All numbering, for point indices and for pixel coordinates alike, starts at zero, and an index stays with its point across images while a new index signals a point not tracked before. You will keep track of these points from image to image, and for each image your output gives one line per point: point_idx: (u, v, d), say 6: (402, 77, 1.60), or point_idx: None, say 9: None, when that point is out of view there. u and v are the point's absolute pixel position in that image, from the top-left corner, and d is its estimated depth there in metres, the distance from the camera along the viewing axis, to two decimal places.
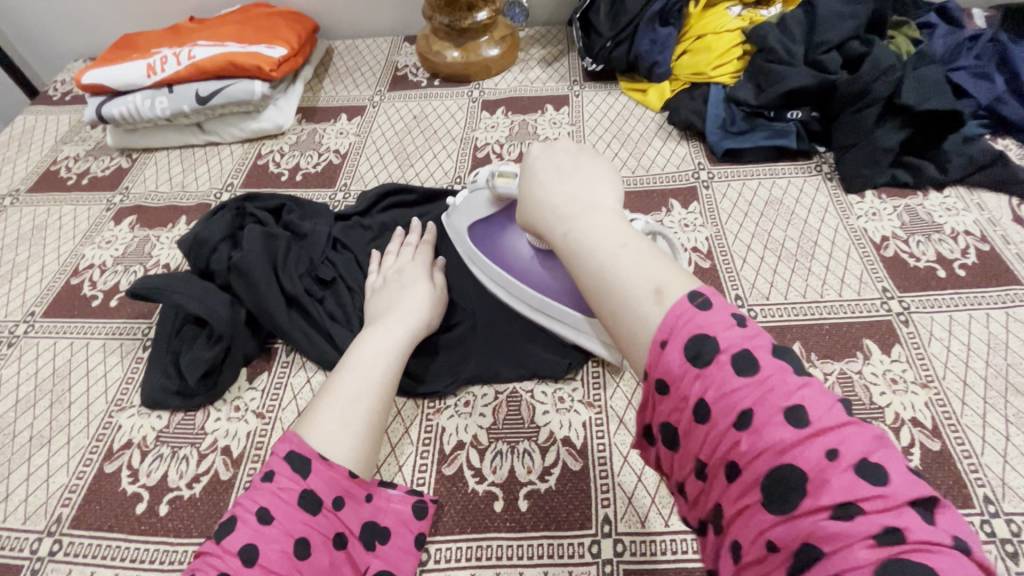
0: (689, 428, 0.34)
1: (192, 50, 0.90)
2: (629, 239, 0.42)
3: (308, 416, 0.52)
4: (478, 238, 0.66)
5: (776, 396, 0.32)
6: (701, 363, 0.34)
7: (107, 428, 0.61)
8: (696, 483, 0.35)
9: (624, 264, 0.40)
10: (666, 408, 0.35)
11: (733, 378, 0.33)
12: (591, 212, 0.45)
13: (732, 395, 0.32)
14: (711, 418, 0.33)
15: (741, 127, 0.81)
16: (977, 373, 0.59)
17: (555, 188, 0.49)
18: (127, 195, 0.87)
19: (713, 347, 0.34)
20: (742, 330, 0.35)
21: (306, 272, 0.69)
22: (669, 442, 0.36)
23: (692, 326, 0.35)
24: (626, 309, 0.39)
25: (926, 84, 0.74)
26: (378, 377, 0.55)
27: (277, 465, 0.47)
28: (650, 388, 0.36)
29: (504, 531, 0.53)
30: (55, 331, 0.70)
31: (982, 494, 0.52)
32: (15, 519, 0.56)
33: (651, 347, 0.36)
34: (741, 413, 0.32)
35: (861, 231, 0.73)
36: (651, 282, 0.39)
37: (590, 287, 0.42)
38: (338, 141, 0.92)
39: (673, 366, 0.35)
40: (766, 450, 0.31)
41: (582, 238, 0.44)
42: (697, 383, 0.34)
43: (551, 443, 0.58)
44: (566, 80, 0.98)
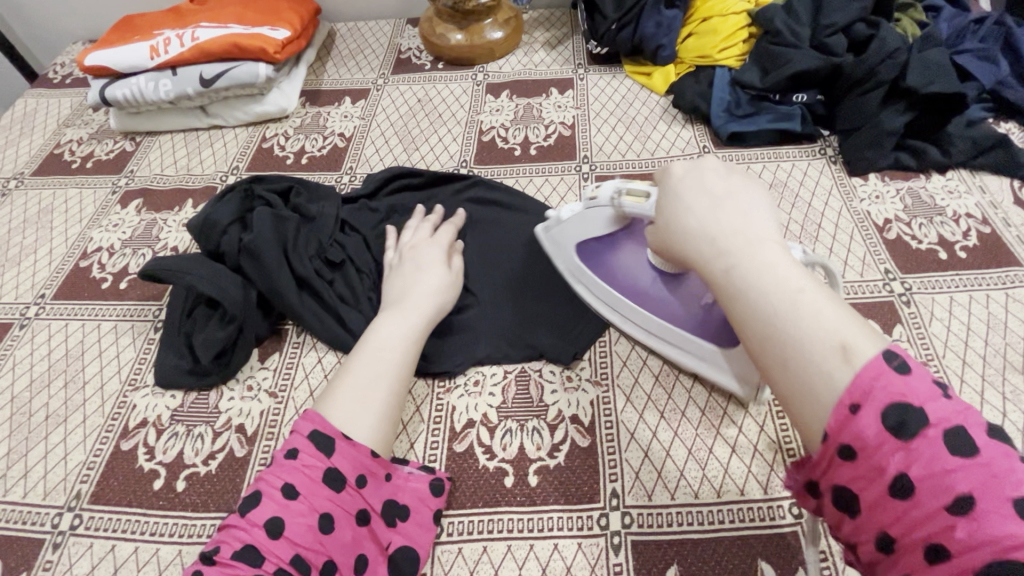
0: (880, 499, 0.31)
1: (195, 32, 0.89)
2: (802, 281, 0.37)
3: (329, 397, 0.53)
4: (587, 255, 0.63)
5: (1002, 486, 0.28)
6: (906, 435, 0.30)
7: (122, 407, 0.62)
8: (876, 552, 0.32)
9: (802, 311, 0.35)
10: (850, 474, 0.32)
11: (946, 457, 0.30)
12: (752, 245, 0.40)
13: (948, 473, 0.29)
14: (915, 495, 0.30)
15: (747, 110, 0.82)
16: (976, 352, 0.60)
17: (708, 215, 0.44)
18: (133, 178, 0.87)
19: (922, 419, 0.30)
20: (950, 402, 0.31)
21: (316, 254, 0.69)
22: (845, 505, 0.34)
23: (891, 393, 0.31)
24: (802, 363, 0.34)
25: (931, 66, 0.74)
26: (394, 362, 0.56)
27: (300, 444, 0.49)
28: (828, 449, 0.33)
29: (515, 504, 0.55)
30: (67, 313, 0.71)
31: None
32: (35, 495, 0.57)
33: (836, 409, 0.33)
34: (959, 496, 0.29)
35: (865, 213, 0.73)
36: (834, 335, 0.34)
37: (755, 332, 0.37)
38: (343, 124, 0.92)
39: (867, 433, 0.31)
40: (986, 544, 0.28)
41: (751, 275, 0.38)
42: (897, 455, 0.30)
43: (560, 420, 0.59)
44: (571, 63, 0.98)
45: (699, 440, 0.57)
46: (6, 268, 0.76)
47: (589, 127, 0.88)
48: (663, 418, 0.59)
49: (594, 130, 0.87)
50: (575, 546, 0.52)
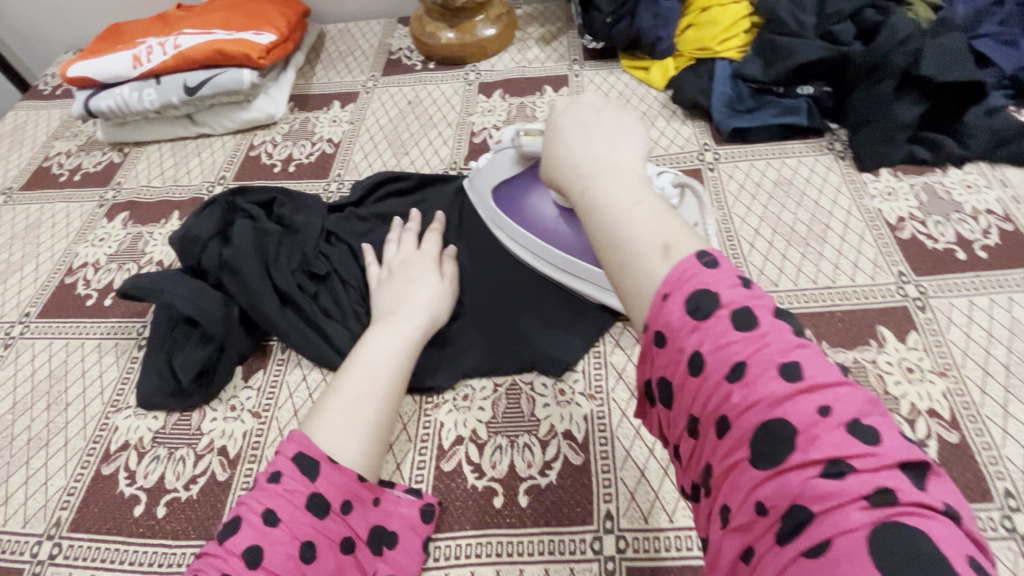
0: (681, 381, 0.31)
1: (178, 39, 0.87)
2: (645, 195, 0.36)
3: (315, 414, 0.51)
4: (501, 199, 0.69)
5: (771, 350, 0.29)
6: (700, 315, 0.31)
7: (104, 429, 0.61)
8: (688, 442, 0.32)
9: (637, 220, 0.35)
10: (661, 361, 0.32)
11: (731, 331, 0.30)
12: (609, 163, 0.39)
13: (728, 345, 0.30)
14: (704, 370, 0.30)
15: (749, 105, 0.78)
16: (998, 361, 0.56)
17: (578, 143, 0.41)
18: (120, 190, 0.85)
19: (715, 300, 0.31)
20: (746, 286, 0.32)
21: (299, 266, 0.67)
22: (662, 399, 0.33)
23: (696, 282, 0.31)
24: (631, 266, 0.34)
25: (947, 54, 0.69)
26: (385, 379, 0.54)
27: (284, 465, 0.46)
28: (647, 340, 0.33)
29: (504, 527, 0.52)
30: (51, 331, 0.70)
31: (1002, 488, 0.50)
32: (16, 522, 0.56)
33: (652, 300, 0.33)
34: (734, 365, 0.29)
35: (876, 212, 0.69)
36: (659, 237, 0.34)
37: (599, 244, 0.36)
38: (332, 129, 0.89)
39: (672, 317, 0.32)
40: (758, 403, 0.28)
41: (601, 192, 0.37)
42: (692, 335, 0.31)
43: (552, 437, 0.57)
44: (566, 59, 0.95)
45: None
46: None
47: None
48: None
49: None
50: (568, 573, 0.50)
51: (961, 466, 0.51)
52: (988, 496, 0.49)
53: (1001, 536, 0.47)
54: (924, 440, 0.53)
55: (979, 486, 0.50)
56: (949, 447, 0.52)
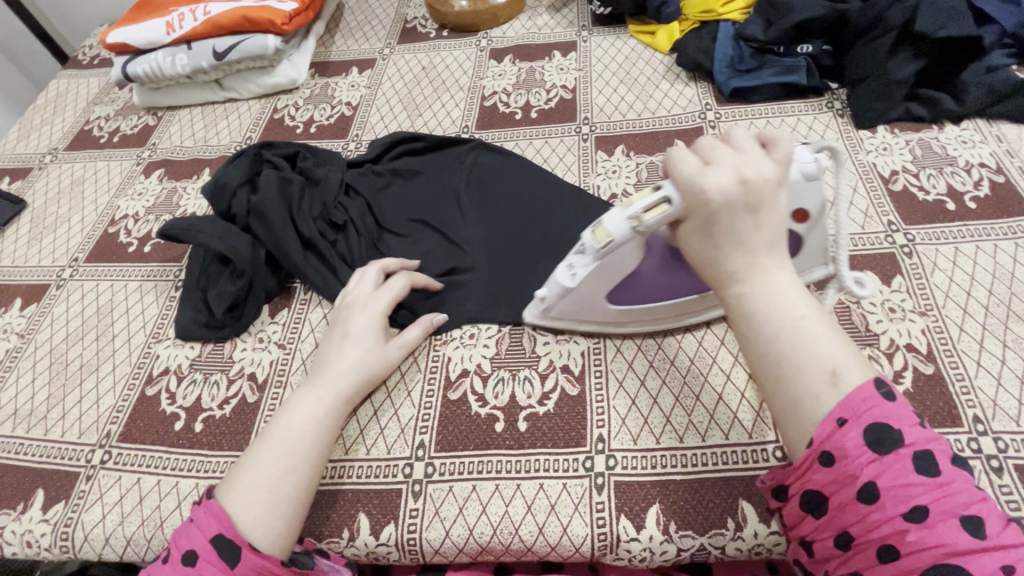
0: (848, 501, 0.38)
1: (208, 6, 0.92)
2: (807, 311, 0.42)
3: (232, 487, 0.49)
4: (619, 300, 0.58)
5: (953, 501, 0.37)
6: (881, 450, 0.38)
7: (147, 357, 0.67)
8: (835, 547, 0.40)
9: (803, 340, 0.41)
10: (825, 478, 0.39)
11: (912, 474, 0.37)
12: (766, 267, 0.44)
13: (909, 487, 0.37)
14: (879, 501, 0.37)
15: (750, 65, 0.80)
16: (978, 302, 0.59)
17: (726, 233, 0.44)
18: (155, 150, 0.92)
19: (899, 439, 0.38)
20: (923, 429, 0.39)
21: (320, 215, 0.72)
22: (812, 503, 0.40)
23: (875, 414, 0.39)
24: (799, 390, 0.41)
25: (943, 10, 0.71)
26: (311, 450, 0.51)
27: (200, 545, 0.46)
28: (811, 454, 0.40)
29: (504, 448, 0.57)
30: (98, 274, 0.76)
31: (972, 414, 0.53)
32: (71, 434, 0.63)
33: (826, 423, 0.39)
34: (916, 507, 0.37)
35: (870, 166, 0.72)
36: (828, 363, 0.40)
37: (758, 350, 0.43)
38: (350, 94, 0.94)
39: (848, 444, 0.38)
40: (937, 547, 0.36)
41: (760, 300, 0.43)
42: (870, 466, 0.37)
43: (550, 370, 0.61)
44: (575, 26, 0.98)
45: (687, 387, 0.57)
46: (43, 235, 0.83)
47: (590, 89, 0.88)
48: (652, 367, 0.60)
49: (595, 92, 0.87)
50: (561, 487, 0.54)
51: (935, 394, 0.54)
52: (959, 421, 0.53)
53: (967, 456, 0.51)
54: (900, 371, 0.56)
55: (950, 413, 0.53)
56: (924, 377, 0.55)
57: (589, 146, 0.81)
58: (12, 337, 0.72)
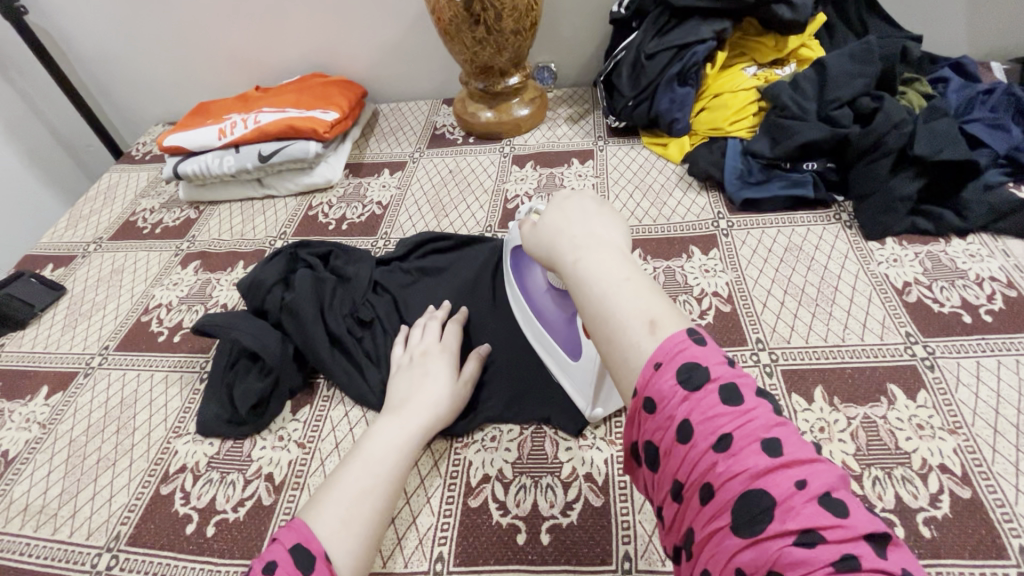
0: (671, 446, 0.36)
1: (258, 116, 1.02)
2: (633, 275, 0.44)
3: (317, 502, 0.51)
4: (515, 260, 0.71)
5: (755, 426, 0.34)
6: (691, 387, 0.36)
7: (165, 453, 0.67)
8: (672, 505, 0.36)
9: (624, 295, 0.42)
10: (651, 427, 0.37)
11: (719, 405, 0.35)
12: (597, 250, 0.46)
13: (715, 418, 0.34)
14: (692, 438, 0.35)
15: (758, 178, 0.85)
16: (1008, 421, 0.58)
17: (568, 228, 0.49)
18: (193, 242, 0.97)
19: (706, 375, 0.36)
20: (733, 366, 0.37)
21: (349, 312, 0.74)
22: (651, 461, 0.38)
23: (686, 355, 0.37)
24: (623, 341, 0.40)
25: (939, 136, 0.76)
26: (387, 476, 0.55)
27: (281, 556, 0.45)
28: (637, 404, 0.38)
29: (526, 564, 0.54)
30: (127, 363, 0.78)
31: (1018, 545, 0.50)
32: (80, 534, 0.61)
33: (644, 369, 0.38)
34: (722, 436, 0.34)
35: (883, 277, 0.74)
36: (646, 315, 0.41)
37: (590, 313, 0.43)
38: (381, 194, 1.00)
39: (664, 387, 0.37)
40: (740, 473, 0.33)
41: (590, 266, 0.45)
42: (683, 405, 0.36)
43: (573, 478, 0.60)
44: (592, 136, 1.06)
45: None
46: (77, 322, 0.85)
47: (607, 195, 0.93)
48: None
49: (612, 197, 0.92)
50: None
51: (975, 520, 0.52)
52: (1005, 553, 0.50)
53: None
54: (936, 495, 0.54)
55: (995, 542, 0.51)
56: (962, 502, 0.53)
57: None
58: (33, 427, 0.72)
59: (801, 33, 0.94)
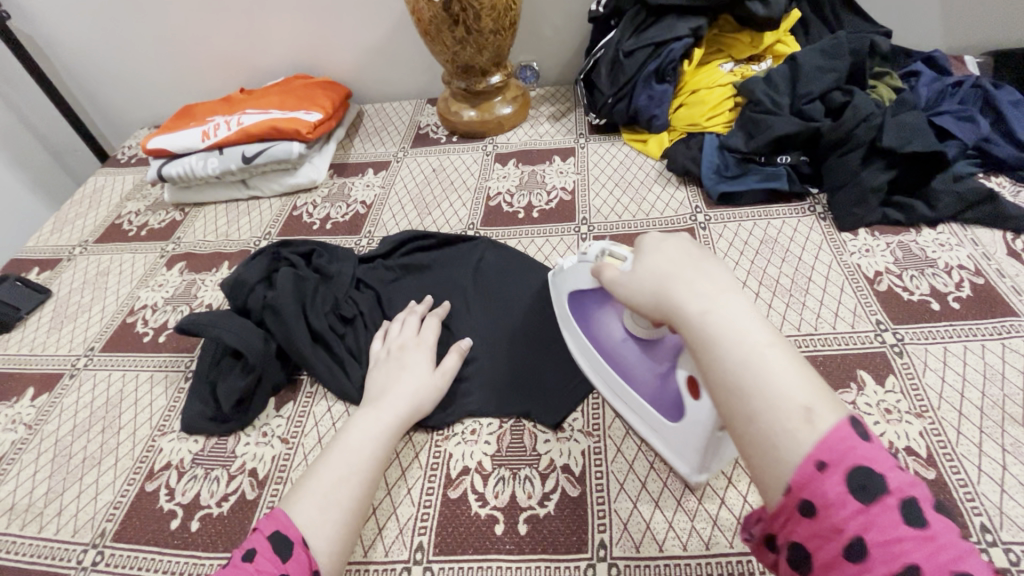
0: (832, 560, 0.32)
1: (241, 118, 1.02)
2: (772, 341, 0.40)
3: (296, 491, 0.53)
4: (576, 306, 0.66)
5: (946, 556, 0.30)
6: (866, 498, 0.32)
7: (150, 451, 0.68)
8: None
9: (772, 369, 0.38)
10: (806, 532, 0.34)
11: (900, 525, 0.32)
12: (721, 304, 0.42)
13: (898, 542, 0.31)
14: (867, 560, 0.31)
15: (735, 172, 0.87)
16: (972, 404, 0.60)
17: (679, 277, 0.45)
18: (179, 244, 0.97)
19: (882, 486, 0.33)
20: (905, 472, 0.34)
21: (331, 309, 0.75)
22: (797, 563, 0.35)
23: (854, 456, 0.34)
24: (767, 426, 0.37)
25: (907, 128, 0.78)
26: (366, 464, 0.56)
27: (259, 544, 0.47)
28: (789, 503, 0.35)
29: (504, 553, 0.55)
30: (112, 363, 0.79)
31: (979, 523, 0.52)
32: (66, 532, 0.62)
33: (804, 466, 0.34)
34: (906, 566, 0.30)
35: (855, 267, 0.76)
36: (799, 397, 0.37)
37: (724, 387, 0.39)
38: (365, 193, 1.01)
39: (830, 493, 0.33)
40: None
41: (718, 326, 0.41)
42: (857, 517, 0.32)
43: (551, 469, 0.61)
44: (573, 133, 1.07)
45: (687, 492, 0.57)
46: (63, 324, 0.86)
47: (588, 191, 0.94)
48: (652, 469, 0.60)
49: (592, 193, 0.94)
50: None
51: (938, 500, 0.54)
52: (966, 530, 0.52)
53: None
54: (902, 476, 0.56)
55: (957, 520, 0.52)
56: (926, 483, 0.55)
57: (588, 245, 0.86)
58: (19, 428, 0.73)
59: (775, 29, 0.95)
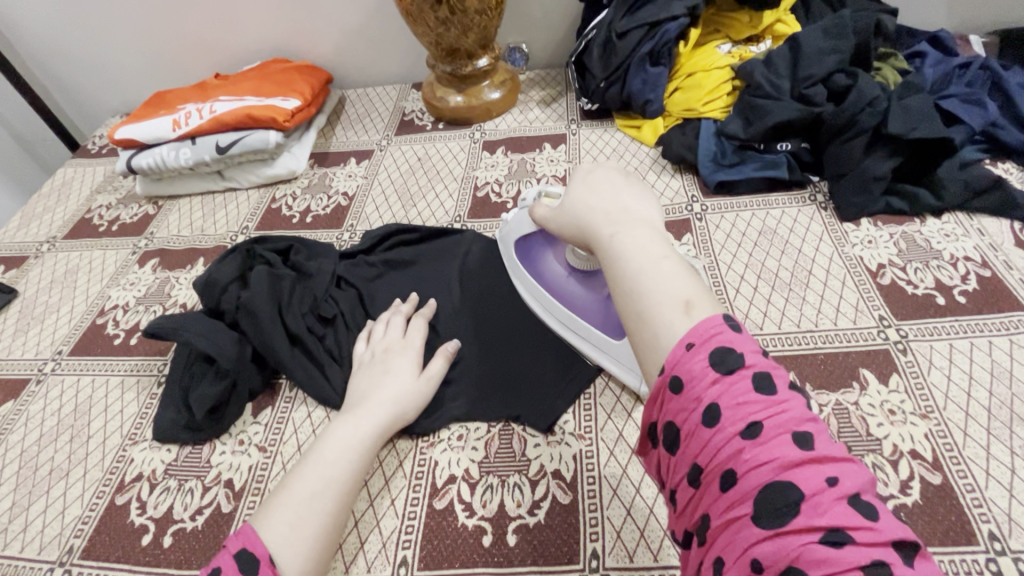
0: (694, 427, 0.35)
1: (214, 105, 0.97)
2: (669, 253, 0.45)
3: (268, 506, 0.50)
4: (523, 254, 0.71)
5: (788, 417, 0.33)
6: (722, 370, 0.35)
7: (120, 461, 0.65)
8: (688, 488, 0.36)
9: (664, 273, 0.43)
10: (675, 408, 0.37)
11: (750, 391, 0.34)
12: (629, 225, 0.48)
13: (746, 405, 0.34)
14: (719, 422, 0.34)
15: (733, 160, 0.83)
16: (979, 404, 0.58)
17: (600, 203, 0.51)
18: (152, 239, 0.93)
19: (739, 360, 0.36)
20: (764, 356, 0.37)
21: (309, 310, 0.71)
22: (671, 443, 0.37)
23: (720, 339, 0.37)
24: (656, 319, 0.41)
25: (913, 112, 0.74)
26: (343, 476, 0.53)
27: (226, 563, 0.44)
28: (663, 383, 0.38)
29: (492, 566, 0.53)
30: (81, 368, 0.75)
31: (987, 530, 0.50)
32: (31, 549, 0.59)
33: (676, 349, 0.38)
34: (751, 424, 0.33)
35: (857, 259, 0.73)
36: (682, 296, 0.41)
37: (622, 291, 0.44)
38: (347, 183, 0.97)
39: (694, 368, 0.36)
40: (767, 463, 0.32)
41: (625, 241, 0.46)
42: (712, 387, 0.35)
43: (541, 476, 0.58)
44: (564, 119, 1.02)
45: None
46: (30, 326, 0.82)
47: None
48: (647, 475, 0.57)
49: None
50: None
51: (945, 507, 0.52)
52: (973, 539, 0.49)
53: None
54: (906, 481, 0.53)
55: (964, 528, 0.50)
56: (933, 488, 0.53)
57: None
58: None
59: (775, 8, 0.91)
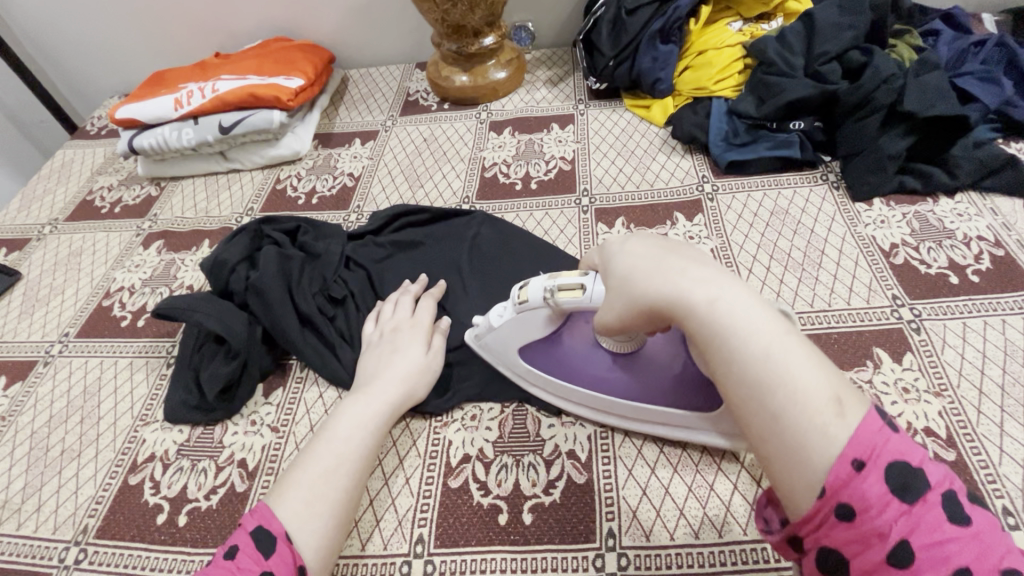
0: (873, 565, 0.31)
1: (216, 84, 0.95)
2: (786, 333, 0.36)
3: (281, 484, 0.50)
4: (540, 365, 0.59)
5: (991, 555, 0.30)
6: (909, 498, 0.31)
7: (132, 442, 0.64)
8: None
9: (798, 362, 0.34)
10: (845, 538, 0.32)
11: (944, 524, 0.31)
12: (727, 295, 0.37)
13: (943, 544, 0.30)
14: (913, 563, 0.30)
15: (744, 139, 0.82)
16: (993, 382, 0.58)
17: (673, 273, 0.39)
18: (155, 221, 0.92)
19: (924, 483, 0.31)
20: (937, 464, 0.33)
21: (319, 290, 0.71)
22: (833, 567, 0.33)
23: (892, 452, 0.32)
24: (797, 421, 0.33)
25: (929, 90, 0.73)
26: (354, 453, 0.52)
27: (242, 541, 0.45)
28: (824, 508, 0.32)
29: (508, 544, 0.53)
30: (89, 350, 0.74)
31: (1000, 506, 0.50)
32: (46, 529, 0.59)
33: (840, 468, 0.32)
34: (956, 568, 0.29)
35: (869, 238, 0.72)
36: (828, 389, 0.34)
37: (746, 386, 0.35)
38: (352, 165, 0.96)
39: (870, 495, 0.31)
40: None
41: (732, 321, 0.36)
42: (900, 519, 0.31)
43: (556, 456, 0.58)
44: (571, 99, 1.01)
45: (699, 476, 0.55)
46: (35, 309, 0.81)
47: (588, 161, 0.89)
48: (662, 454, 0.57)
49: (593, 163, 0.89)
50: None
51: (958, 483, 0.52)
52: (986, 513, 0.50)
53: None
54: None
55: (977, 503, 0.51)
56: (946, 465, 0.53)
57: (589, 218, 0.81)
58: None
59: None
